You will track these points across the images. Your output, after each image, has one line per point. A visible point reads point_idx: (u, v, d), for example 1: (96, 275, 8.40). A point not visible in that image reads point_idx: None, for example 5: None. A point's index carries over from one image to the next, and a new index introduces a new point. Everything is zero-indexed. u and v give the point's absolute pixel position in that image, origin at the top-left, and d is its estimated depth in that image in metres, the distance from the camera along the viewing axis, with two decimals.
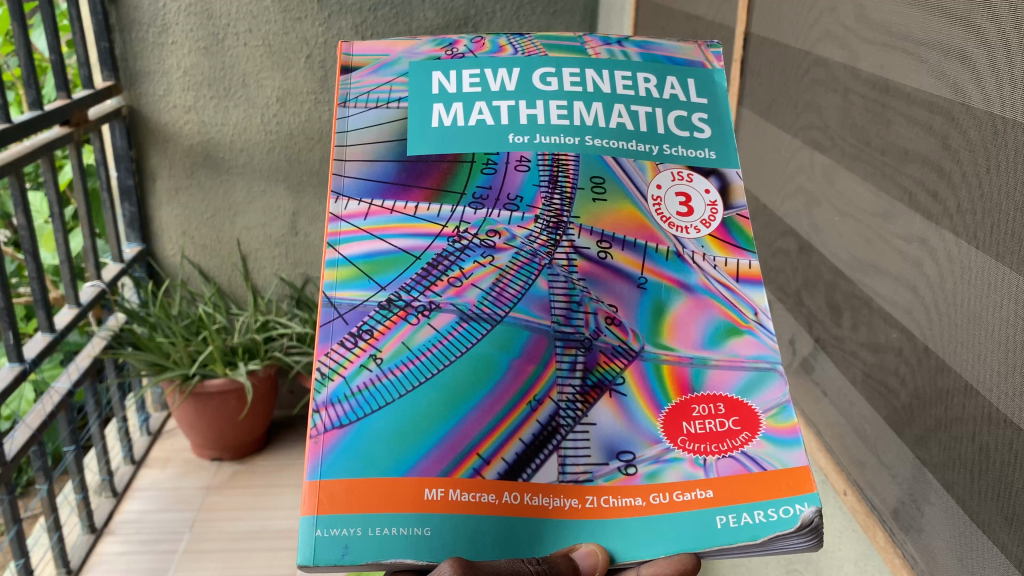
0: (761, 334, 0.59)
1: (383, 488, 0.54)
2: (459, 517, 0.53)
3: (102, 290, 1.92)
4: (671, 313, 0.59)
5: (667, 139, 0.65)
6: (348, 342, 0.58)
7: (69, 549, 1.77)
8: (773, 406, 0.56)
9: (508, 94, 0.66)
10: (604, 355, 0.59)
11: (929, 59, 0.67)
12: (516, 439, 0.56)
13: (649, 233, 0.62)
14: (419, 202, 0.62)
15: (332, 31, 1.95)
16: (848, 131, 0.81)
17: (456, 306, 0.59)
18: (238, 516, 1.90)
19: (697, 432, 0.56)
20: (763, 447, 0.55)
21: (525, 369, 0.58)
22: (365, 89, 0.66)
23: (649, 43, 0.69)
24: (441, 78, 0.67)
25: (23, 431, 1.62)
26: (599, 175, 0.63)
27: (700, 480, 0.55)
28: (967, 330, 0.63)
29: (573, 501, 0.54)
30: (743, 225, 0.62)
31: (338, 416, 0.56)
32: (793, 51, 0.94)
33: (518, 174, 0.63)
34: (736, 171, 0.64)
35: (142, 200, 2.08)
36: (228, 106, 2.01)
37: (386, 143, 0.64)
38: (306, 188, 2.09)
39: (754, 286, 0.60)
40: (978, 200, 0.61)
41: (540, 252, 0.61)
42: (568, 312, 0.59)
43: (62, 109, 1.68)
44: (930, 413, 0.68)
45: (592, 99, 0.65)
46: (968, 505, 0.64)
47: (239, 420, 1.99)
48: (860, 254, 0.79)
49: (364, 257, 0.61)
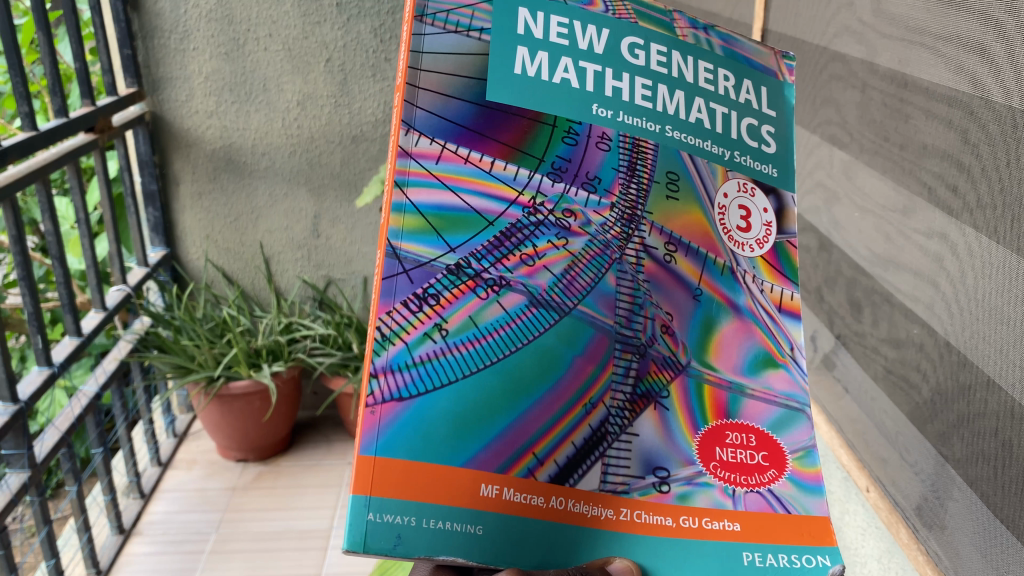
0: (793, 373, 0.58)
1: (441, 475, 0.49)
2: (511, 519, 0.50)
3: (128, 294, 1.94)
4: (718, 332, 0.58)
5: (739, 146, 0.61)
6: (410, 302, 0.51)
7: (99, 550, 1.79)
8: (799, 449, 0.56)
9: (596, 57, 0.58)
10: (655, 364, 0.56)
11: (946, 52, 0.67)
12: (569, 443, 0.53)
13: (711, 244, 0.59)
14: (496, 158, 0.55)
15: (352, 34, 1.96)
16: (867, 126, 0.81)
17: (527, 285, 0.53)
18: (263, 517, 1.92)
19: (729, 459, 0.56)
20: (789, 489, 0.55)
21: (586, 369, 0.54)
22: (443, 6, 0.55)
23: (731, 36, 0.64)
24: (527, 18, 0.57)
25: (52, 434, 1.64)
26: (674, 171, 0.59)
27: (729, 511, 0.54)
28: (989, 325, 0.63)
29: (608, 512, 0.53)
30: (792, 256, 0.61)
31: (397, 388, 0.50)
32: (812, 47, 0.94)
33: (599, 152, 0.57)
34: (793, 197, 0.62)
35: (165, 205, 2.11)
36: (249, 111, 2.02)
37: (464, 80, 0.55)
38: (327, 191, 2.12)
39: (793, 320, 0.59)
40: (998, 194, 0.61)
41: (613, 244, 0.56)
42: (631, 315, 0.56)
43: (87, 116, 1.70)
44: (953, 408, 0.68)
45: (676, 87, 0.59)
46: (993, 501, 0.63)
47: (263, 421, 2.01)
48: (880, 250, 0.79)
49: (433, 208, 0.53)
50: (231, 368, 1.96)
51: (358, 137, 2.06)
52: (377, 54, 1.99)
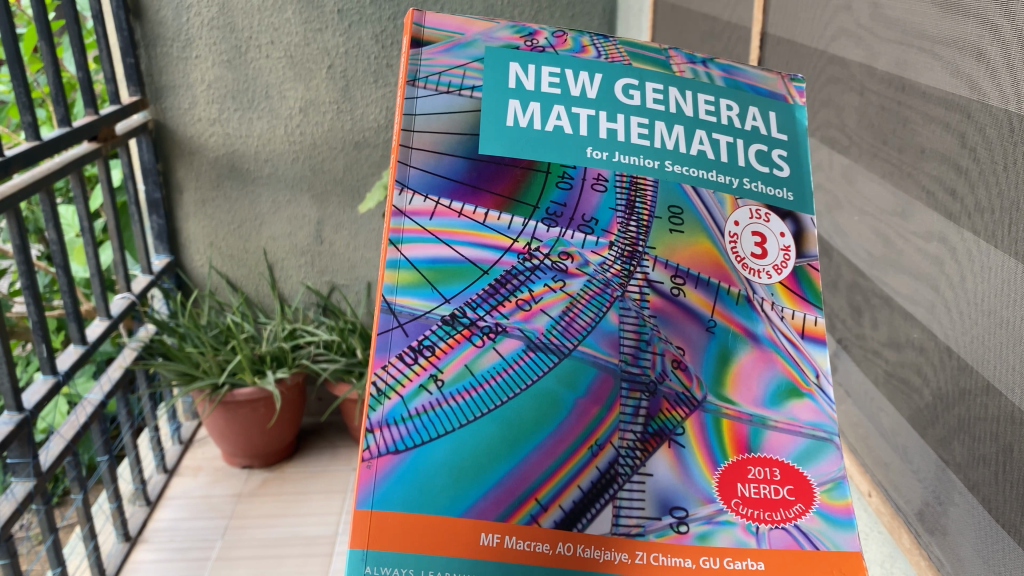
0: (820, 401, 0.68)
1: (441, 524, 0.60)
2: (513, 564, 0.60)
3: (132, 302, 1.95)
4: (736, 363, 0.68)
5: (747, 172, 0.73)
6: (410, 355, 0.64)
7: (104, 558, 1.80)
8: (828, 482, 0.65)
9: (589, 103, 0.72)
10: (668, 402, 0.66)
11: (944, 56, 0.67)
12: (576, 486, 0.63)
13: (724, 274, 0.70)
14: (490, 210, 0.68)
15: (353, 41, 1.97)
16: (866, 130, 0.81)
17: (524, 331, 0.66)
18: (268, 523, 1.92)
19: (751, 495, 0.65)
20: (816, 524, 0.64)
21: (590, 411, 0.65)
22: (435, 70, 0.71)
23: (733, 68, 0.77)
24: (519, 72, 0.72)
25: (58, 442, 1.65)
26: (677, 206, 0.71)
27: (753, 550, 0.63)
28: (988, 329, 0.62)
29: (623, 556, 0.62)
30: (812, 279, 0.72)
31: (395, 441, 0.62)
32: (810, 51, 0.94)
33: (595, 194, 0.70)
34: (812, 219, 0.73)
35: (169, 212, 2.11)
36: (252, 118, 2.03)
37: (455, 135, 0.69)
38: (330, 197, 2.12)
39: (817, 346, 0.70)
40: (996, 198, 0.60)
41: (613, 283, 0.68)
42: (636, 352, 0.67)
43: (90, 125, 1.71)
44: (953, 413, 0.68)
45: (673, 122, 0.73)
46: (993, 506, 0.63)
47: (268, 428, 2.02)
48: (880, 254, 0.79)
49: (427, 263, 0.67)
50: (236, 375, 1.96)
51: (361, 142, 2.07)
52: (378, 60, 1.99)
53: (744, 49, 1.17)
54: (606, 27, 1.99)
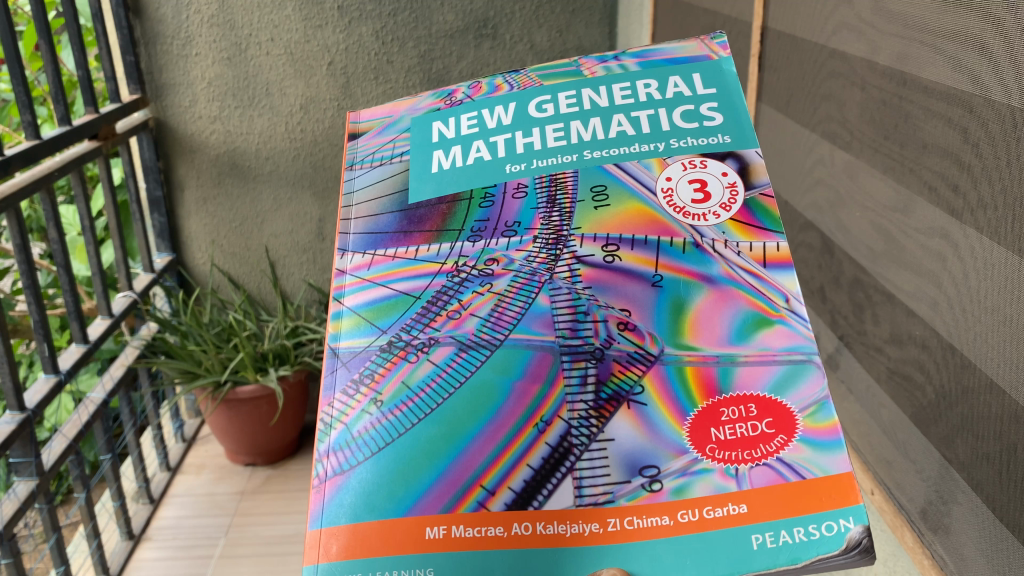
0: (794, 323, 0.54)
1: (384, 532, 0.50)
2: (467, 554, 0.49)
3: (134, 300, 1.95)
4: (691, 310, 0.55)
5: (674, 134, 0.62)
6: (353, 390, 0.55)
7: (109, 556, 1.80)
8: (810, 404, 0.51)
9: (504, 128, 0.64)
10: (619, 363, 0.54)
11: (946, 50, 0.66)
12: (525, 465, 0.51)
13: (662, 226, 0.58)
14: (419, 245, 0.60)
15: (353, 37, 1.96)
16: (867, 125, 0.80)
17: (454, 337, 0.56)
18: (272, 521, 1.92)
19: (728, 438, 0.51)
20: (801, 452, 0.50)
21: (531, 390, 0.53)
22: (370, 151, 0.67)
23: (648, 50, 0.67)
24: (440, 127, 0.66)
25: (60, 441, 1.65)
26: (600, 184, 0.60)
27: (733, 493, 0.50)
28: (989, 327, 0.62)
29: (594, 526, 0.50)
30: (768, 206, 0.58)
31: (339, 463, 0.53)
32: (810, 45, 0.93)
33: (516, 202, 0.60)
34: (755, 151, 0.60)
35: (171, 210, 2.11)
36: (253, 115, 2.02)
37: (388, 196, 0.64)
38: (332, 194, 2.12)
39: (783, 271, 0.56)
40: (999, 194, 0.60)
41: (540, 270, 0.57)
42: (574, 324, 0.55)
43: (90, 123, 1.71)
44: (955, 411, 0.67)
45: (589, 116, 0.63)
46: (997, 505, 0.62)
47: (270, 426, 2.02)
48: (881, 250, 0.78)
49: (366, 305, 0.59)
50: (238, 373, 1.96)
51: None
52: (378, 56, 1.98)
53: (744, 44, 1.16)
54: (607, 22, 1.98)
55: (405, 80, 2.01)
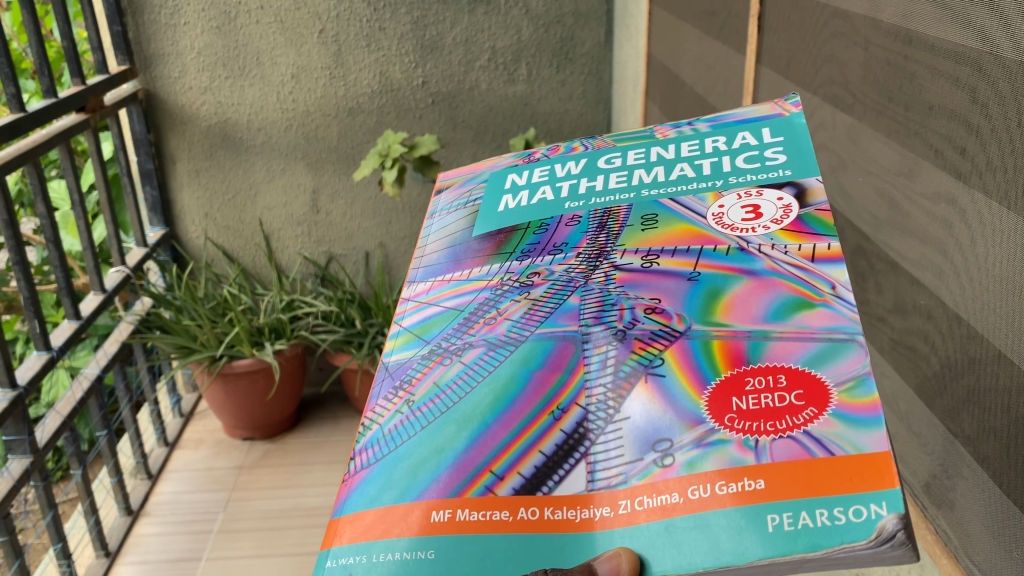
0: (839, 306, 0.42)
1: (389, 517, 0.41)
2: (470, 538, 0.39)
3: (127, 275, 1.91)
4: (726, 295, 0.45)
5: (733, 174, 0.53)
6: (390, 395, 0.47)
7: (108, 532, 1.80)
8: (848, 378, 0.39)
9: (572, 176, 0.58)
10: (640, 340, 0.44)
11: (953, 6, 0.63)
12: (537, 451, 0.41)
13: (707, 239, 0.49)
14: (473, 267, 0.53)
15: (344, 4, 1.92)
16: (870, 86, 0.77)
17: (486, 339, 0.47)
18: (271, 495, 1.91)
19: (751, 408, 0.40)
20: (830, 426, 0.38)
21: (549, 380, 0.44)
22: (451, 200, 0.62)
23: (721, 116, 0.60)
24: (514, 177, 0.61)
25: (54, 418, 1.63)
26: (651, 212, 0.52)
27: (750, 468, 0.38)
28: (997, 295, 0.60)
29: (604, 510, 0.39)
30: (822, 216, 0.47)
31: (368, 458, 0.44)
32: (813, 5, 0.90)
33: (568, 229, 0.53)
34: (817, 178, 0.50)
35: (163, 182, 2.08)
36: (244, 85, 1.99)
37: (456, 234, 0.57)
38: (326, 165, 2.09)
39: (832, 264, 0.45)
40: (1009, 156, 0.57)
41: (577, 278, 0.49)
42: (600, 313, 0.46)
43: (77, 95, 1.67)
44: (961, 383, 0.65)
45: (654, 165, 0.56)
46: (1004, 480, 0.60)
47: (268, 400, 2.01)
48: (885, 216, 0.75)
49: (419, 322, 0.51)
50: (234, 347, 1.94)
51: (355, 109, 2.03)
52: (371, 23, 1.94)
53: (743, 6, 1.13)
54: None
55: (397, 47, 1.97)
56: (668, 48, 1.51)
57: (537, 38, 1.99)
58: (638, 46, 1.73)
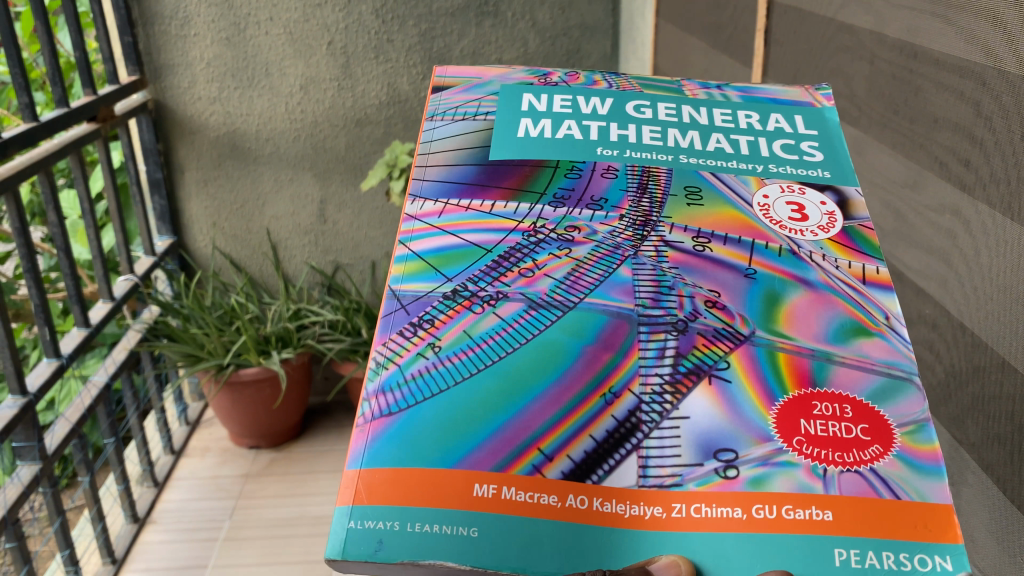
0: (894, 341, 0.46)
1: (428, 480, 0.40)
2: (516, 520, 0.39)
3: (136, 284, 1.94)
4: (786, 303, 0.47)
5: (773, 160, 0.56)
6: (408, 332, 0.46)
7: (114, 539, 1.81)
8: (910, 422, 0.42)
9: (599, 117, 0.58)
10: (703, 336, 0.45)
11: (957, 21, 0.64)
12: (586, 436, 0.42)
13: (757, 232, 0.51)
14: (497, 201, 0.52)
15: (353, 16, 1.94)
16: (876, 99, 0.78)
17: (524, 294, 0.47)
18: (277, 503, 1.92)
19: (819, 434, 0.42)
20: (897, 468, 0.41)
21: (601, 358, 0.45)
22: (453, 104, 0.59)
23: (750, 87, 0.62)
24: (531, 99, 0.59)
25: (62, 425, 1.64)
26: (693, 185, 0.53)
27: (819, 496, 0.40)
28: (1002, 304, 0.61)
29: (656, 510, 0.40)
30: (868, 234, 0.51)
31: (388, 404, 0.43)
32: (820, 19, 0.91)
33: (604, 180, 0.53)
34: (856, 188, 0.53)
35: (171, 192, 2.10)
36: (252, 96, 2.00)
37: (469, 150, 0.55)
38: (333, 175, 2.10)
39: (884, 291, 0.48)
40: (1012, 168, 0.58)
41: (624, 245, 0.49)
42: (656, 296, 0.47)
43: (89, 105, 1.69)
44: (966, 391, 0.66)
45: (688, 129, 0.57)
46: (1008, 486, 0.62)
47: (274, 408, 2.01)
48: (890, 227, 0.77)
49: (433, 251, 0.49)
50: (241, 356, 1.95)
51: (362, 120, 2.05)
52: (379, 35, 1.96)
53: (749, 20, 1.14)
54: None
55: (405, 59, 1.99)
56: (674, 61, 1.53)
57: (543, 51, 2.02)
58: (644, 58, 1.75)
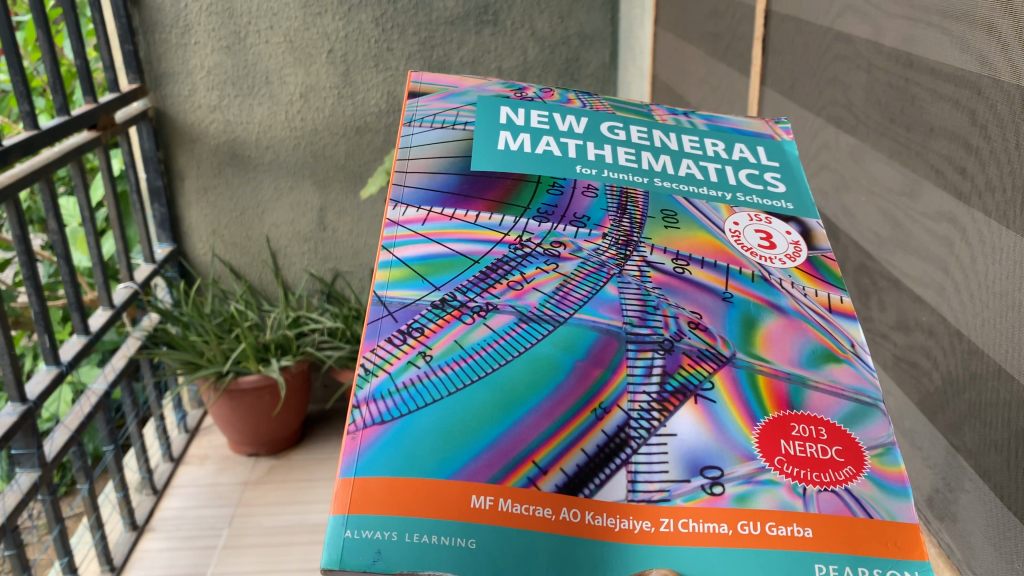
0: (860, 367, 0.47)
1: (424, 492, 0.40)
2: (513, 533, 0.40)
3: (136, 291, 1.93)
4: (762, 328, 0.48)
5: (740, 189, 0.58)
6: (397, 338, 0.46)
7: (113, 547, 1.80)
8: (877, 445, 0.44)
9: (576, 135, 0.59)
10: (689, 357, 0.47)
11: (953, 31, 0.65)
12: (579, 450, 0.43)
13: (730, 257, 0.53)
14: (480, 211, 0.53)
15: (353, 24, 1.95)
16: (873, 108, 0.79)
17: (515, 306, 0.47)
18: (276, 511, 1.92)
19: (797, 454, 0.44)
20: (869, 489, 0.43)
21: (592, 373, 0.45)
22: (431, 112, 0.59)
23: (714, 116, 0.64)
24: (509, 113, 0.60)
25: (62, 433, 1.64)
26: (669, 209, 0.55)
27: (799, 514, 0.42)
28: (1000, 312, 0.61)
29: (645, 524, 0.41)
30: (830, 264, 0.53)
31: (381, 412, 0.43)
32: (817, 28, 0.92)
33: (586, 199, 0.54)
34: (817, 220, 0.56)
35: (171, 200, 2.10)
36: (252, 104, 2.01)
37: (450, 158, 0.56)
38: (332, 183, 2.11)
39: (848, 320, 0.50)
40: (1008, 176, 0.59)
41: (609, 263, 0.51)
42: (643, 314, 0.48)
43: (90, 113, 1.69)
44: (963, 398, 0.66)
45: (660, 152, 0.59)
46: (1005, 492, 0.62)
47: (273, 416, 2.01)
48: (887, 235, 0.77)
49: (418, 258, 0.49)
50: (240, 363, 1.95)
51: (361, 128, 2.06)
52: (378, 44, 1.97)
53: (748, 29, 1.15)
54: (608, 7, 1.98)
55: (405, 67, 2.00)
56: (672, 69, 1.54)
57: (542, 59, 2.03)
58: (642, 67, 1.76)
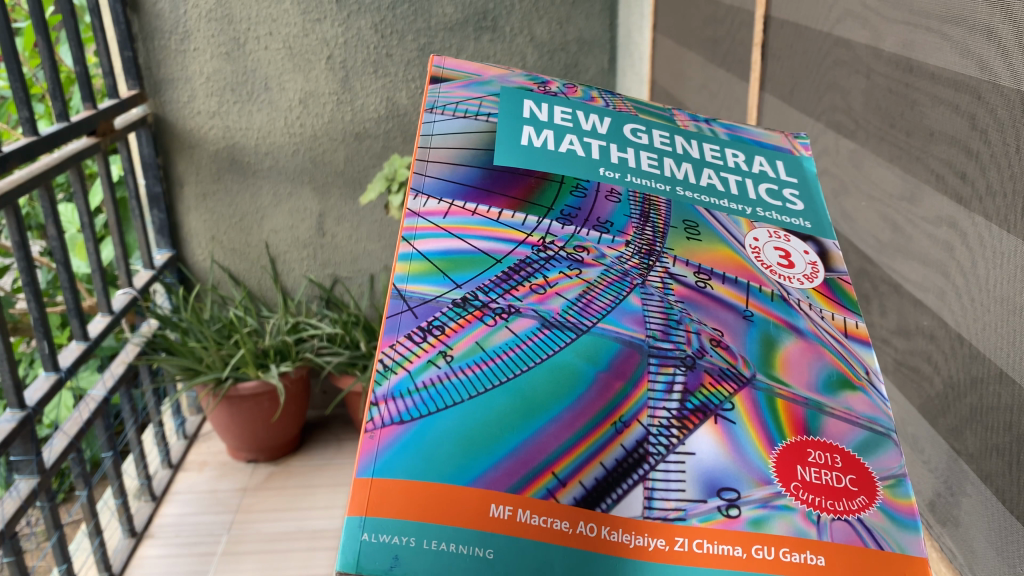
0: (874, 397, 0.49)
1: (443, 497, 0.42)
2: (530, 544, 0.41)
3: (134, 297, 1.93)
4: (781, 349, 0.50)
5: (760, 204, 0.59)
6: (417, 335, 0.47)
7: (112, 554, 1.80)
8: (890, 476, 0.46)
9: (599, 136, 0.60)
10: (710, 375, 0.48)
11: (952, 36, 0.65)
12: (597, 463, 0.44)
13: (750, 274, 0.54)
14: (503, 209, 0.53)
15: (352, 31, 1.95)
16: (872, 113, 0.79)
17: (537, 311, 0.49)
18: (275, 518, 1.91)
19: (813, 480, 0.45)
20: (881, 520, 0.44)
21: (613, 386, 0.46)
22: (453, 99, 0.59)
23: (736, 126, 0.65)
24: (532, 107, 0.60)
25: (61, 439, 1.64)
26: (691, 219, 0.56)
27: (813, 541, 0.44)
28: (1000, 315, 0.61)
29: (659, 542, 0.43)
30: (847, 288, 0.55)
31: (399, 411, 0.44)
32: (816, 33, 0.92)
33: (609, 204, 0.55)
34: (833, 241, 0.58)
35: (170, 206, 2.10)
36: (251, 110, 2.01)
37: (472, 151, 0.56)
38: (331, 189, 2.11)
39: (863, 347, 0.52)
40: (1007, 181, 0.59)
41: (632, 272, 0.52)
42: (666, 329, 0.49)
43: (89, 119, 1.69)
44: (964, 402, 0.66)
45: (682, 159, 0.60)
46: (1007, 497, 0.62)
47: (273, 422, 2.01)
48: (887, 239, 0.77)
49: (440, 253, 0.50)
50: (239, 369, 1.95)
51: (361, 134, 2.06)
52: (378, 50, 1.97)
53: (747, 34, 1.15)
54: (607, 12, 1.99)
55: (404, 73, 2.01)
56: (672, 75, 1.54)
57: (541, 65, 2.03)
58: (641, 72, 1.76)
